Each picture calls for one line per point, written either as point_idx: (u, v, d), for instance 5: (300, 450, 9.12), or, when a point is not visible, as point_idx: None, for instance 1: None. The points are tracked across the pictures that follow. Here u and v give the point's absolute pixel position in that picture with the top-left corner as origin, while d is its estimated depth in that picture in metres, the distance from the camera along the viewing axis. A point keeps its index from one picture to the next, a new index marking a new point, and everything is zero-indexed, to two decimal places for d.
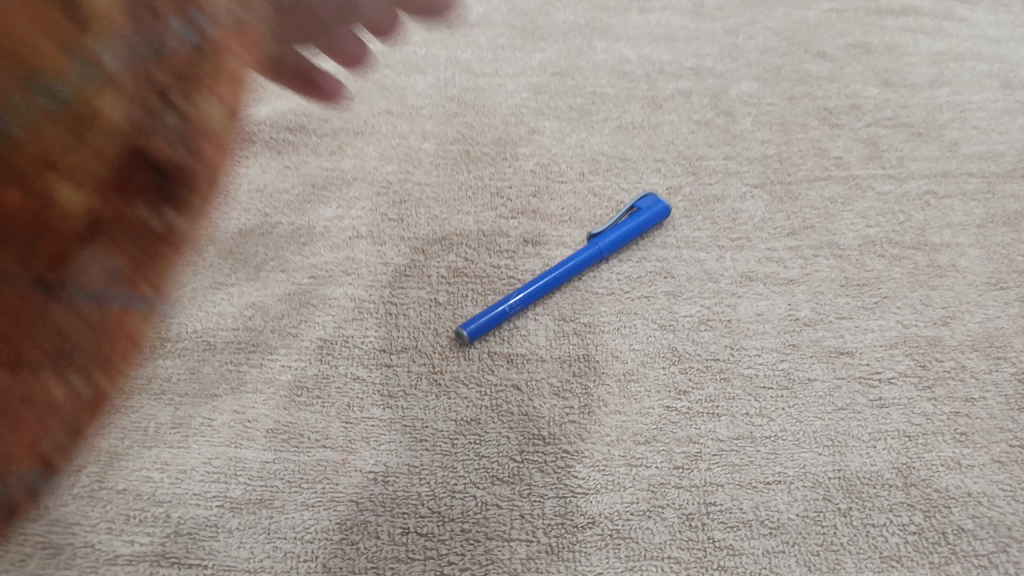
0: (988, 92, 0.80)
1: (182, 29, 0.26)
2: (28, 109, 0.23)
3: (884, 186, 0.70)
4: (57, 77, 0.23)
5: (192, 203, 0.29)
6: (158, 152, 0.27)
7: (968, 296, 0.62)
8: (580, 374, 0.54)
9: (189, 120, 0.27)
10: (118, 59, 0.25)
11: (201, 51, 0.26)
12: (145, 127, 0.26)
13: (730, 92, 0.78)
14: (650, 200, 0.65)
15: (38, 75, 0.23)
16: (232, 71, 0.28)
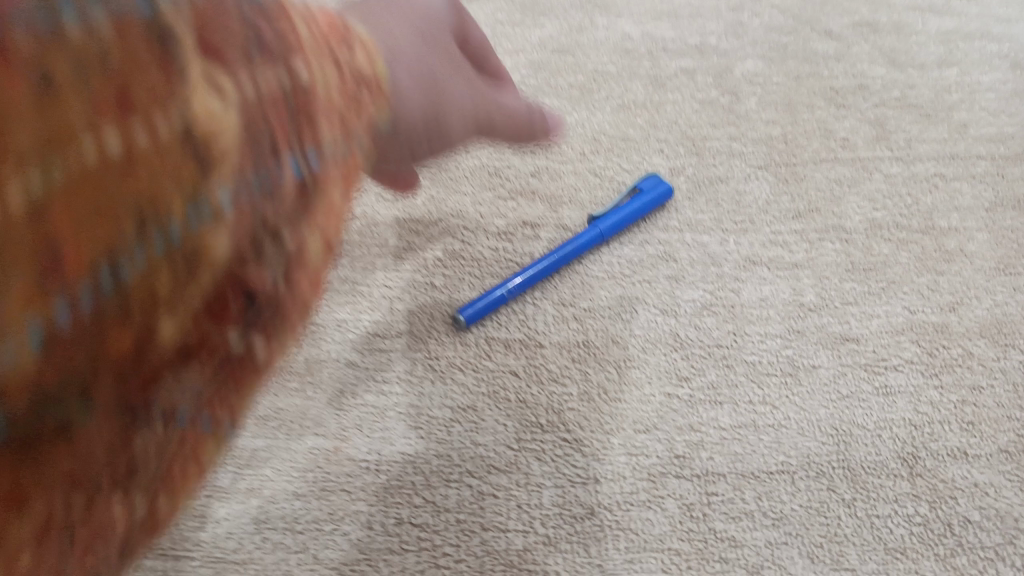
0: (998, 73, 0.78)
1: (325, 161, 0.19)
2: (145, 259, 0.16)
3: (891, 168, 0.69)
4: (186, 226, 0.16)
5: (286, 333, 0.21)
6: (275, 297, 0.20)
7: (976, 282, 0.61)
8: (580, 360, 0.53)
9: (309, 263, 0.20)
10: (258, 200, 0.17)
11: (331, 188, 0.20)
12: (268, 271, 0.19)
13: (735, 71, 0.76)
14: (652, 181, 0.62)
15: (164, 223, 0.16)
16: (347, 207, 0.22)
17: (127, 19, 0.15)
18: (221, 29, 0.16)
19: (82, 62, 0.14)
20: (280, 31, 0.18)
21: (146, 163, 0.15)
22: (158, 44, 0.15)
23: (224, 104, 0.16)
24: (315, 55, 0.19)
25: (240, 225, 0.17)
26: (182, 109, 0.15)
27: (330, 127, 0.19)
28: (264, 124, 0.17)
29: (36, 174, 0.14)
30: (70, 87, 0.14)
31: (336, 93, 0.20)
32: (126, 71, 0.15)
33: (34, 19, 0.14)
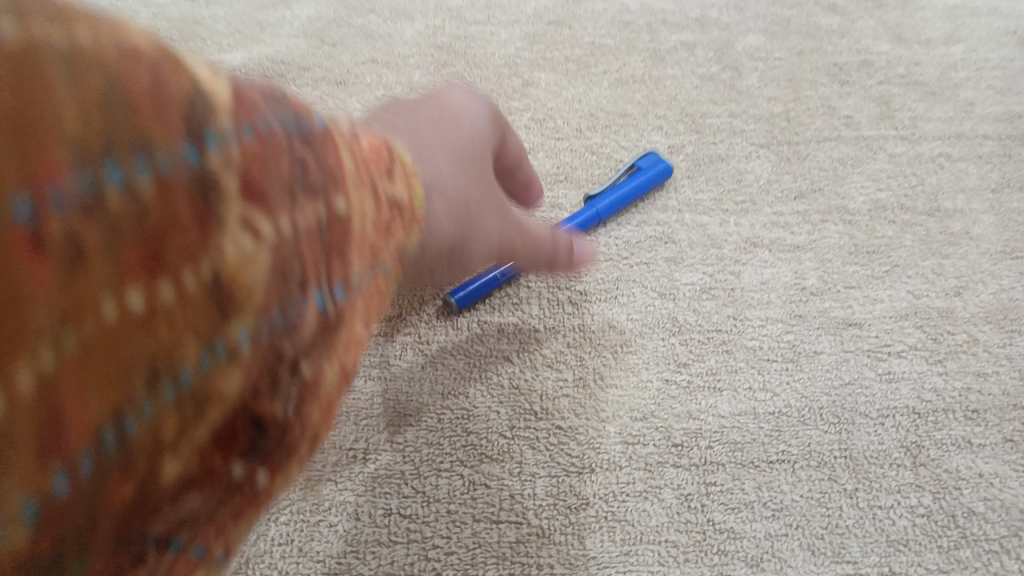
0: (1005, 50, 0.76)
1: (324, 288, 0.21)
2: (150, 406, 0.17)
3: (896, 148, 0.67)
4: (189, 364, 0.18)
5: (290, 465, 0.23)
6: (275, 421, 0.21)
7: (982, 266, 0.59)
8: (575, 345, 0.52)
9: (310, 388, 0.22)
10: (260, 331, 0.19)
11: (332, 313, 0.22)
12: (269, 396, 0.20)
13: (736, 46, 0.73)
14: (652, 158, 0.61)
15: (171, 363, 0.17)
16: (349, 333, 0.23)
17: (169, 181, 0.16)
18: (252, 178, 0.18)
19: (116, 226, 0.15)
20: (302, 173, 0.20)
21: (165, 313, 0.17)
22: (192, 204, 0.17)
23: (244, 245, 0.18)
24: (331, 193, 0.21)
25: (243, 356, 0.19)
26: (203, 258, 0.17)
27: (331, 255, 0.22)
28: (278, 261, 0.19)
29: (48, 351, 0.15)
30: (106, 257, 0.16)
31: (344, 223, 0.22)
32: (157, 229, 0.16)
33: (79, 188, 0.15)
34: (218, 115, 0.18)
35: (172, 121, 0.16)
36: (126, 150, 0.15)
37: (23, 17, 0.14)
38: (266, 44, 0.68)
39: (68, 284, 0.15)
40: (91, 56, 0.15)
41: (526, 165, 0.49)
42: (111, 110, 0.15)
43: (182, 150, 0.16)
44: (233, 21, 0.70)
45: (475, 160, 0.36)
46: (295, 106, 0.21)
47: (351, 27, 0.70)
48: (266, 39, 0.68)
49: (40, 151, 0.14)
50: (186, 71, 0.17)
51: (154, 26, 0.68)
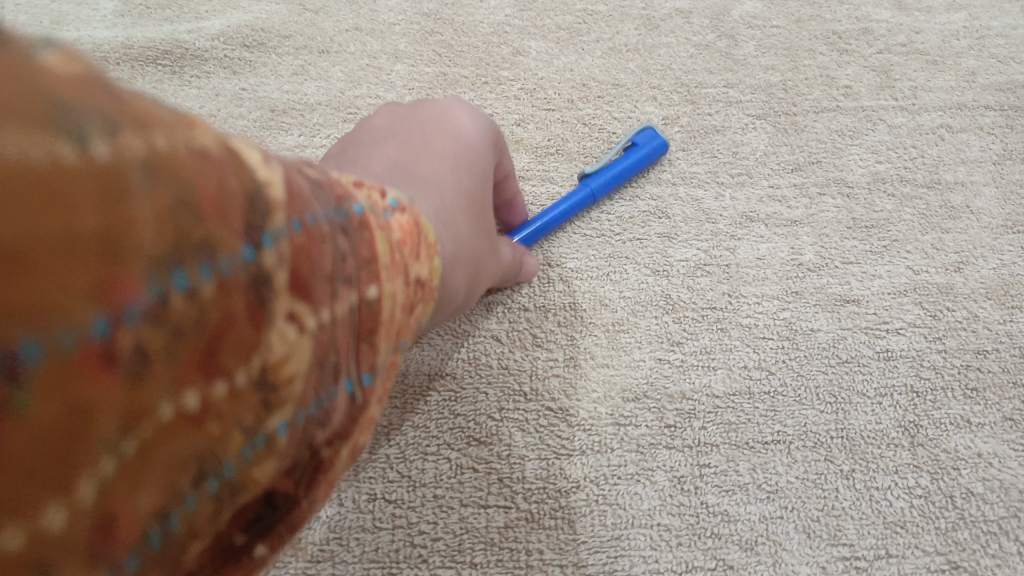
0: (1010, 16, 0.74)
1: (353, 374, 0.25)
2: (194, 498, 0.20)
3: (895, 119, 0.65)
4: (231, 455, 0.20)
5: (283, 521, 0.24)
6: (288, 495, 0.24)
7: (983, 240, 0.58)
8: (565, 324, 0.50)
9: (325, 466, 0.25)
10: (295, 419, 0.22)
11: (352, 393, 0.25)
12: (287, 476, 0.23)
13: (733, 12, 0.70)
14: (647, 134, 0.58)
15: (216, 456, 0.20)
16: (367, 411, 0.27)
17: (226, 283, 0.18)
18: (298, 274, 0.21)
19: (178, 333, 0.17)
20: (340, 264, 0.23)
21: (217, 408, 0.19)
22: (246, 303, 0.19)
23: (288, 338, 0.21)
24: (360, 281, 0.24)
25: (279, 442, 0.22)
26: (252, 353, 0.20)
27: (357, 339, 0.25)
28: (315, 350, 0.22)
29: (109, 458, 0.17)
30: (168, 362, 0.17)
31: (371, 307, 0.25)
32: (214, 333, 0.18)
33: (149, 296, 0.16)
34: (272, 218, 0.20)
35: (233, 228, 0.19)
36: (193, 259, 0.17)
37: (112, 138, 0.16)
38: (244, 10, 0.65)
39: (130, 390, 0.17)
40: (164, 168, 0.17)
41: (513, 179, 0.50)
42: (182, 222, 0.17)
43: (241, 251, 0.19)
44: None
45: (482, 213, 0.42)
46: (333, 198, 0.25)
47: None
48: (246, 4, 0.65)
49: (121, 262, 0.16)
50: (248, 180, 0.20)
51: None
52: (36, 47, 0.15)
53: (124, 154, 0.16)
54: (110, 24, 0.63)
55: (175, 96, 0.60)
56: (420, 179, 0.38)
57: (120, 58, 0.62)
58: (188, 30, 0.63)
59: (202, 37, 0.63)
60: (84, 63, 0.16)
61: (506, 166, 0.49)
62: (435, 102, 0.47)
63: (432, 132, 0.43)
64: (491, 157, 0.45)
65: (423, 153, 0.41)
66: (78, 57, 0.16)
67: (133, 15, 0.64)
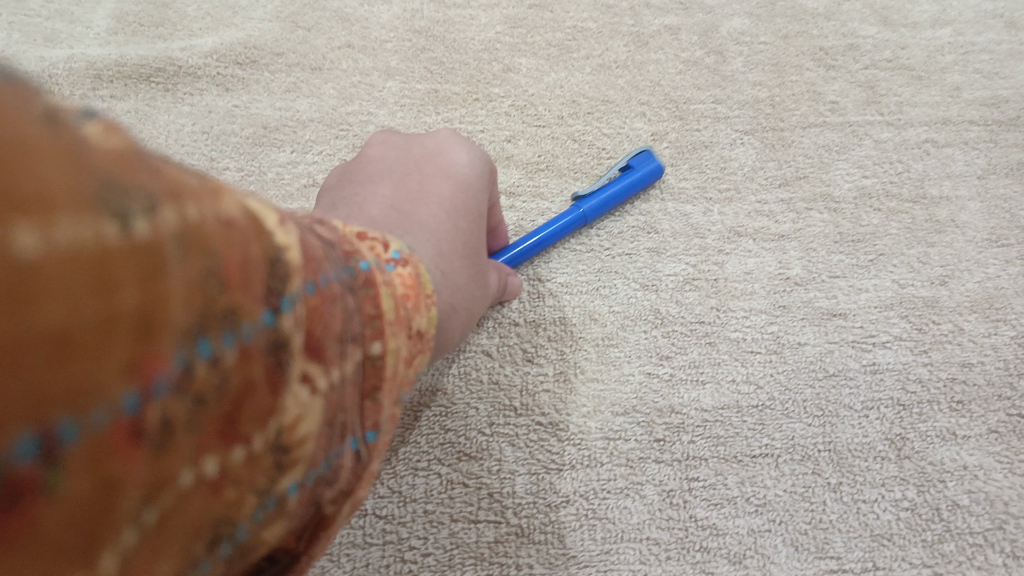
0: (992, 33, 0.75)
1: (358, 432, 0.26)
2: (207, 561, 0.20)
3: (881, 134, 0.66)
4: (243, 517, 0.21)
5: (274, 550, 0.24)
6: (288, 550, 0.25)
7: (967, 254, 0.59)
8: (555, 338, 0.51)
9: (327, 523, 0.26)
10: (303, 480, 0.23)
11: (359, 450, 0.26)
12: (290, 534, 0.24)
13: (720, 29, 0.72)
14: (642, 158, 0.59)
15: (230, 521, 0.21)
16: (370, 466, 0.27)
17: (247, 350, 0.19)
18: (310, 337, 0.22)
19: (200, 403, 0.18)
20: (348, 324, 0.24)
21: (233, 474, 0.20)
22: (264, 369, 0.20)
23: (301, 399, 0.21)
24: (364, 338, 0.25)
25: (290, 502, 0.23)
26: (269, 418, 0.20)
27: (361, 396, 0.26)
28: (324, 410, 0.23)
29: (130, 530, 0.17)
30: (190, 433, 0.18)
31: (376, 363, 0.26)
32: (233, 402, 0.19)
33: (176, 368, 0.17)
34: (290, 282, 0.21)
35: (255, 296, 0.19)
36: (217, 328, 0.18)
37: (150, 214, 0.16)
38: (237, 28, 0.66)
39: (155, 462, 0.17)
40: (197, 239, 0.17)
41: (498, 210, 0.51)
42: (210, 292, 0.17)
43: (260, 318, 0.19)
44: (204, 4, 0.67)
45: (478, 254, 0.43)
46: (341, 256, 0.25)
47: (326, 9, 0.67)
48: (239, 22, 0.66)
49: (154, 339, 0.16)
50: (267, 244, 0.20)
51: (121, 11, 0.66)
52: (76, 124, 0.15)
53: (161, 228, 0.16)
54: (103, 42, 0.64)
55: (167, 112, 0.60)
56: (419, 224, 0.39)
57: (113, 74, 0.62)
58: (181, 47, 0.64)
59: (195, 55, 0.63)
60: (118, 136, 0.16)
61: (496, 202, 0.49)
62: (432, 136, 0.48)
63: (430, 171, 0.44)
64: (487, 193, 0.46)
65: (423, 195, 0.42)
66: (113, 129, 0.16)
67: (126, 33, 0.65)
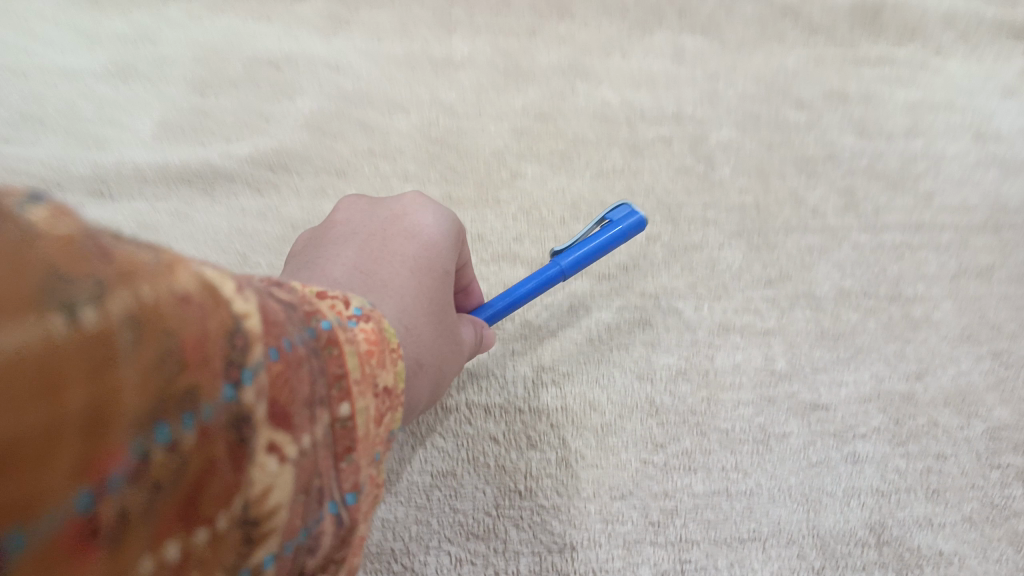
0: (961, 144, 0.82)
1: (336, 495, 0.29)
2: None
3: (860, 237, 0.71)
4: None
5: None
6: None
7: (940, 351, 0.63)
8: (558, 425, 0.55)
9: None
10: (280, 551, 0.26)
11: (339, 512, 0.29)
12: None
13: (709, 139, 0.78)
14: (622, 212, 0.60)
15: None
16: (354, 525, 0.30)
17: (206, 430, 0.21)
18: (275, 405, 0.25)
19: (159, 487, 0.20)
20: (314, 387, 0.27)
21: (199, 549, 0.22)
22: (227, 443, 0.22)
23: (269, 469, 0.24)
24: (331, 401, 0.29)
25: (267, 571, 0.26)
26: (235, 494, 0.23)
27: (336, 457, 0.29)
28: (297, 476, 0.26)
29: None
30: (150, 516, 0.20)
31: (345, 424, 0.29)
32: (195, 483, 0.22)
33: (132, 458, 0.19)
34: (252, 351, 0.23)
35: (213, 374, 0.22)
36: (175, 414, 0.20)
37: (98, 312, 0.18)
38: (270, 135, 0.72)
39: (115, 550, 0.19)
40: (150, 328, 0.19)
41: (469, 268, 0.55)
42: (164, 380, 0.20)
43: (219, 395, 0.22)
44: (240, 114, 0.74)
45: (446, 310, 0.46)
46: (303, 320, 0.28)
47: (350, 119, 0.74)
48: (272, 131, 0.73)
49: (108, 431, 0.18)
50: (226, 319, 0.23)
51: (165, 120, 0.73)
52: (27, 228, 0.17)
53: (112, 323, 0.18)
54: (148, 148, 0.70)
55: (204, 212, 0.66)
56: (382, 283, 0.44)
57: (156, 178, 0.68)
58: (219, 154, 0.70)
59: (231, 160, 0.69)
60: (70, 234, 0.18)
61: (465, 259, 0.54)
62: (398, 200, 0.52)
63: (394, 233, 0.48)
64: (455, 249, 0.50)
65: (384, 256, 0.46)
66: (62, 226, 0.18)
67: (170, 139, 0.71)
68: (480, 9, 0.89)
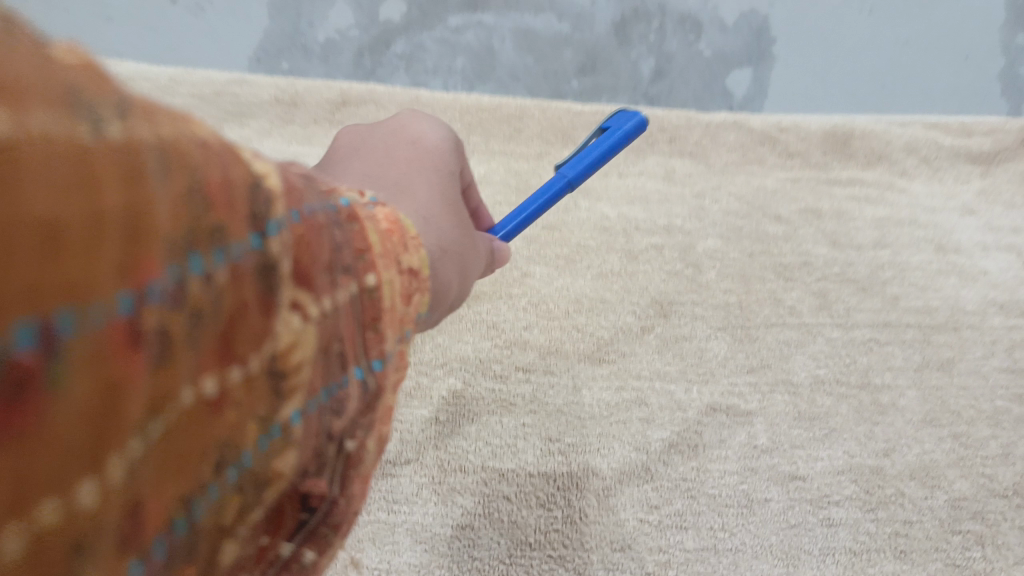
0: (924, 255, 0.93)
1: (362, 362, 0.26)
2: (217, 487, 0.19)
3: (832, 333, 0.80)
4: (249, 445, 0.20)
5: (336, 541, 0.26)
6: (322, 498, 0.25)
7: (907, 432, 0.71)
8: (564, 488, 0.62)
9: (355, 462, 0.26)
10: (306, 409, 0.23)
11: (365, 381, 0.26)
12: (316, 476, 0.24)
13: (697, 247, 0.89)
14: (620, 119, 0.67)
15: (235, 446, 0.20)
16: (382, 398, 0.28)
17: (237, 270, 0.19)
18: (299, 264, 0.22)
19: (196, 316, 0.18)
20: (338, 254, 0.24)
21: (233, 396, 0.19)
22: (256, 291, 0.20)
23: (293, 328, 0.21)
24: (358, 270, 0.26)
25: (294, 432, 0.22)
26: (263, 340, 0.20)
27: (364, 327, 0.26)
28: (318, 339, 0.23)
29: (137, 441, 0.16)
30: (191, 346, 0.17)
31: (373, 295, 0.26)
32: (229, 322, 0.19)
33: (170, 279, 0.17)
34: (274, 207, 0.21)
35: (239, 216, 0.19)
36: (206, 245, 0.18)
37: (121, 123, 0.16)
38: None
39: (157, 374, 0.16)
40: (175, 157, 0.17)
41: (473, 190, 0.58)
42: (194, 210, 0.17)
43: (247, 240, 0.19)
44: None
45: (459, 206, 0.48)
46: (323, 193, 0.26)
47: None
48: None
49: (145, 242, 0.16)
50: (246, 171, 0.20)
51: None
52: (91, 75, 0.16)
53: (137, 138, 0.16)
54: None
55: None
56: (398, 188, 0.45)
57: None
58: None
59: None
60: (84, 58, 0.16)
61: (467, 175, 0.56)
62: (396, 118, 0.54)
63: (402, 146, 0.50)
64: (457, 157, 0.53)
65: (401, 168, 0.48)
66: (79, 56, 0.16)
67: None
68: (495, 136, 1.02)
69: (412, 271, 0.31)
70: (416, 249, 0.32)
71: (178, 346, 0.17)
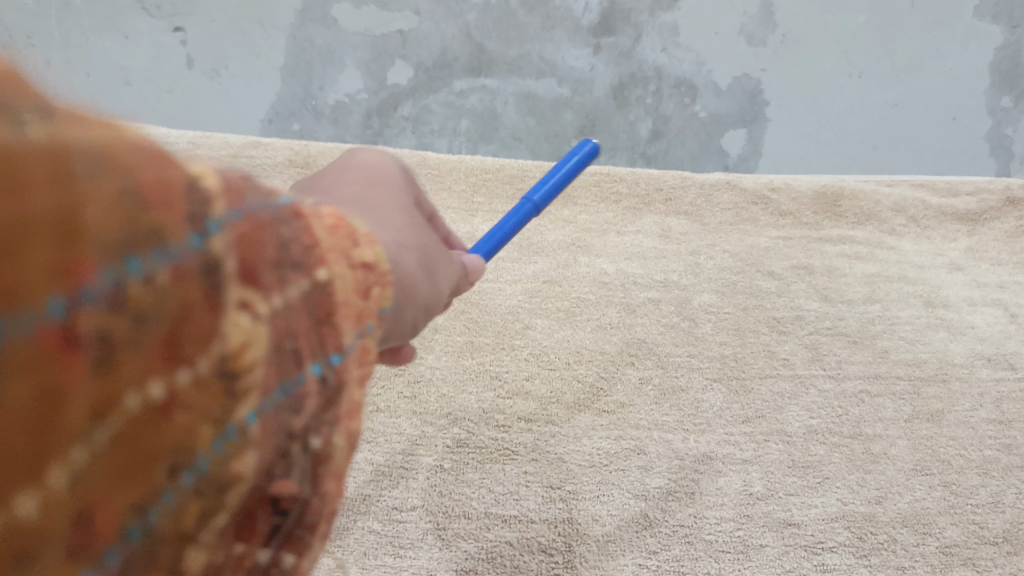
0: (913, 309, 0.96)
1: (320, 357, 0.25)
2: (173, 492, 0.20)
3: (824, 384, 0.83)
4: (204, 447, 0.20)
5: (315, 543, 0.25)
6: (294, 500, 0.24)
7: (898, 480, 0.73)
8: (564, 534, 0.64)
9: (325, 459, 0.25)
10: (263, 408, 0.22)
11: (325, 376, 0.25)
12: (283, 477, 0.23)
13: (693, 302, 0.92)
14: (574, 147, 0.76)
15: (189, 450, 0.20)
16: (351, 395, 0.26)
17: (180, 269, 0.19)
18: (245, 262, 0.21)
19: (139, 317, 0.18)
20: (287, 250, 0.23)
21: (183, 398, 0.19)
22: (200, 290, 0.19)
23: (243, 326, 0.21)
24: (310, 266, 0.24)
25: (251, 433, 0.21)
26: (212, 339, 0.20)
27: (320, 323, 0.25)
28: (271, 336, 0.22)
29: (82, 449, 0.17)
30: (135, 349, 0.18)
31: (326, 290, 0.25)
32: (177, 326, 0.19)
33: (105, 283, 0.17)
34: (214, 206, 0.20)
35: (177, 216, 0.19)
36: (145, 246, 0.18)
37: (45, 124, 0.16)
38: None
39: (100, 378, 0.17)
40: (109, 159, 0.17)
41: (439, 219, 0.56)
42: (132, 210, 0.17)
43: (187, 240, 0.19)
44: None
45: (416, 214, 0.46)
46: (266, 190, 0.24)
47: None
48: None
49: (78, 243, 0.16)
50: (181, 170, 0.20)
51: None
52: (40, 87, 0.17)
53: (65, 139, 0.16)
54: None
55: None
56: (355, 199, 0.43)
57: None
58: None
59: None
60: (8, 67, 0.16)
61: (428, 206, 0.54)
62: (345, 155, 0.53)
63: (355, 169, 0.49)
64: (412, 183, 0.51)
65: (358, 184, 0.47)
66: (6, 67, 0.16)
67: None
68: (500, 198, 1.05)
69: (369, 269, 0.30)
70: (370, 247, 0.30)
71: (121, 347, 0.17)
